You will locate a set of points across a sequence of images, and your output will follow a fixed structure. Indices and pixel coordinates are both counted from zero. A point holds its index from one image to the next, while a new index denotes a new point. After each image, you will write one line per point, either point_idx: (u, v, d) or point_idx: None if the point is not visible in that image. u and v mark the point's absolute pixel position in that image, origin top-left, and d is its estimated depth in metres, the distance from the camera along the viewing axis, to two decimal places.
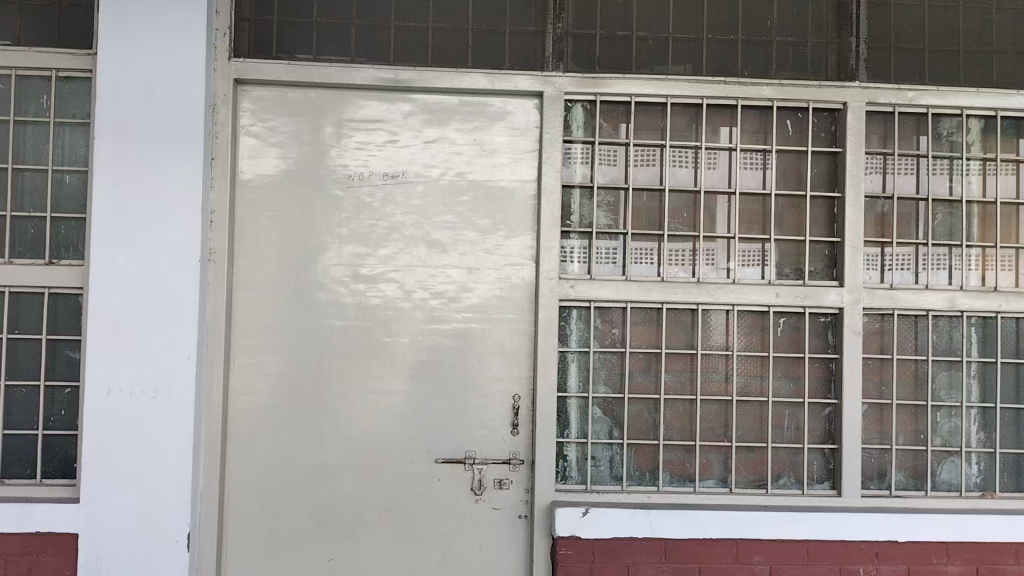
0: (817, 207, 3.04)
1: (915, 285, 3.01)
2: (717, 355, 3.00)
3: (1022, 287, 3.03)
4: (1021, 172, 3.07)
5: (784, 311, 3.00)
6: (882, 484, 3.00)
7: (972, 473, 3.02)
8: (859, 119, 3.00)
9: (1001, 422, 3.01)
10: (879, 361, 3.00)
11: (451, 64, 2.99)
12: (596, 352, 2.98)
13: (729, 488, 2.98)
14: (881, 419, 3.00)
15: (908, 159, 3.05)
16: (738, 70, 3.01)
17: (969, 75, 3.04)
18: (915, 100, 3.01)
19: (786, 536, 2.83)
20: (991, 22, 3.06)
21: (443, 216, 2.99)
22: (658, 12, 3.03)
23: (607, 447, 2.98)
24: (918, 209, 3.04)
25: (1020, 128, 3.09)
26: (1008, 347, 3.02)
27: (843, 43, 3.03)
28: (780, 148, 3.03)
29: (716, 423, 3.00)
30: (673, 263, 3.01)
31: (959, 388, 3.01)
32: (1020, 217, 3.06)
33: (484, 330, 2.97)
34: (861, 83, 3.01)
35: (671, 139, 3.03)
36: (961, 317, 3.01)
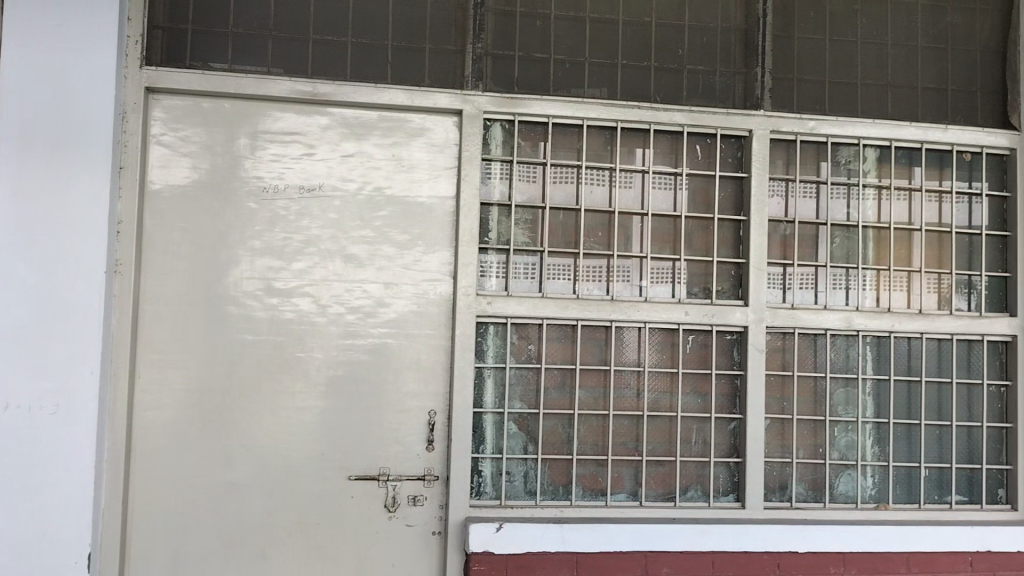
0: (724, 228, 3.16)
1: (815, 305, 3.15)
2: (629, 371, 3.07)
3: (913, 307, 3.21)
4: (914, 199, 3.25)
5: (693, 328, 3.10)
6: (784, 496, 3.12)
7: (867, 485, 3.17)
8: (764, 146, 3.13)
9: (893, 436, 3.17)
10: (781, 377, 3.13)
11: (370, 79, 3.00)
12: (512, 367, 3.02)
13: (639, 501, 3.05)
14: (783, 433, 3.13)
15: (808, 184, 3.19)
16: (651, 95, 3.12)
17: (866, 107, 3.22)
18: (816, 129, 3.15)
19: (692, 547, 2.92)
20: (886, 58, 3.25)
21: (361, 231, 2.98)
22: (575, 35, 3.10)
23: (521, 463, 3.02)
24: (818, 233, 3.19)
25: (913, 158, 3.26)
26: (901, 366, 3.19)
27: (749, 73, 3.17)
28: (690, 172, 3.14)
29: (628, 438, 3.07)
30: (587, 280, 3.08)
31: (855, 405, 3.16)
32: (912, 242, 3.24)
33: (400, 346, 2.97)
34: (766, 112, 3.14)
35: (587, 159, 3.10)
36: (857, 336, 3.17)
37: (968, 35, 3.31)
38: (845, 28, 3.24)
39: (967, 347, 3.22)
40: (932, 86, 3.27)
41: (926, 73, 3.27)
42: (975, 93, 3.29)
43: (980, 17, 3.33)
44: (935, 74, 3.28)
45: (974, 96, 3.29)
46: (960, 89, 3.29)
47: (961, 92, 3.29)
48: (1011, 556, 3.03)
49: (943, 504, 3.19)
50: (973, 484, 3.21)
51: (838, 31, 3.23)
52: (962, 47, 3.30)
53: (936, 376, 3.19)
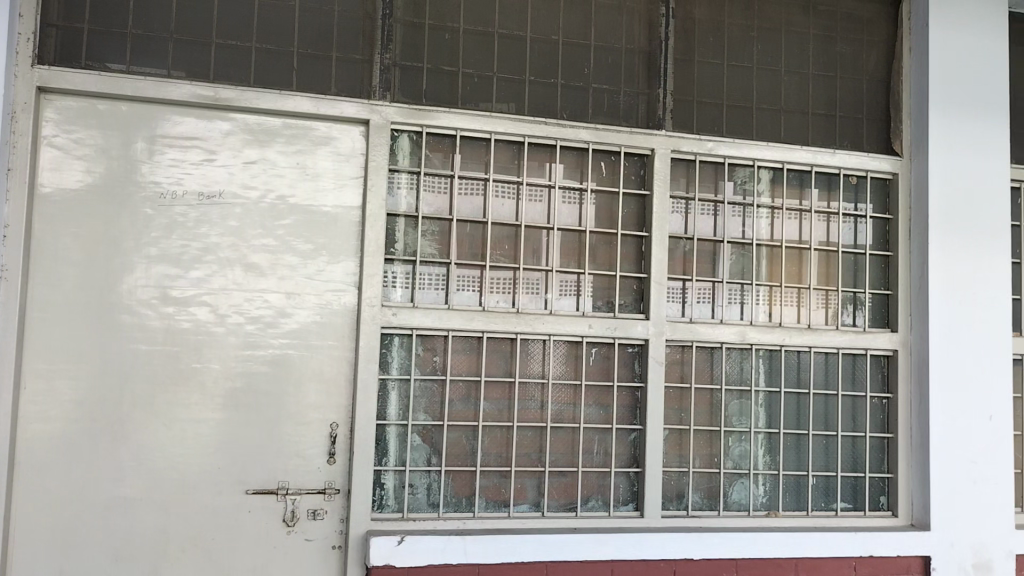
0: (627, 243, 3.24)
1: (711, 319, 3.27)
2: (533, 383, 3.11)
3: (802, 322, 3.36)
4: (805, 219, 3.40)
5: (596, 341, 3.16)
6: (681, 505, 3.21)
7: (759, 493, 3.29)
8: (665, 164, 3.23)
9: (783, 446, 3.30)
10: (679, 389, 3.23)
11: (275, 86, 2.95)
12: (417, 379, 3.01)
13: (541, 512, 3.08)
14: (681, 442, 3.22)
15: (707, 203, 3.31)
16: (557, 112, 3.18)
17: (761, 130, 3.36)
18: (714, 150, 3.27)
19: (591, 556, 2.97)
20: (780, 83, 3.41)
21: (263, 239, 2.92)
22: (484, 50, 3.13)
23: (425, 475, 3.01)
24: (715, 249, 3.31)
25: (804, 180, 3.41)
26: (791, 378, 3.33)
27: (651, 94, 3.27)
28: (595, 187, 3.21)
29: (531, 449, 3.10)
30: (493, 292, 3.10)
31: (748, 415, 3.28)
32: (804, 259, 3.39)
33: (301, 357, 2.92)
34: (667, 132, 3.25)
35: (495, 172, 3.13)
36: (751, 349, 3.30)
37: (855, 64, 3.50)
38: (741, 53, 3.38)
39: (852, 361, 3.39)
40: (821, 113, 3.44)
41: (816, 100, 3.45)
42: (861, 120, 3.49)
43: (866, 47, 3.52)
44: (824, 100, 3.45)
45: (860, 123, 3.48)
46: (847, 115, 3.47)
47: (848, 118, 3.47)
48: (893, 559, 3.21)
49: (830, 511, 3.33)
50: (858, 491, 3.36)
51: (735, 56, 3.37)
52: (849, 76, 3.49)
53: (824, 388, 3.35)
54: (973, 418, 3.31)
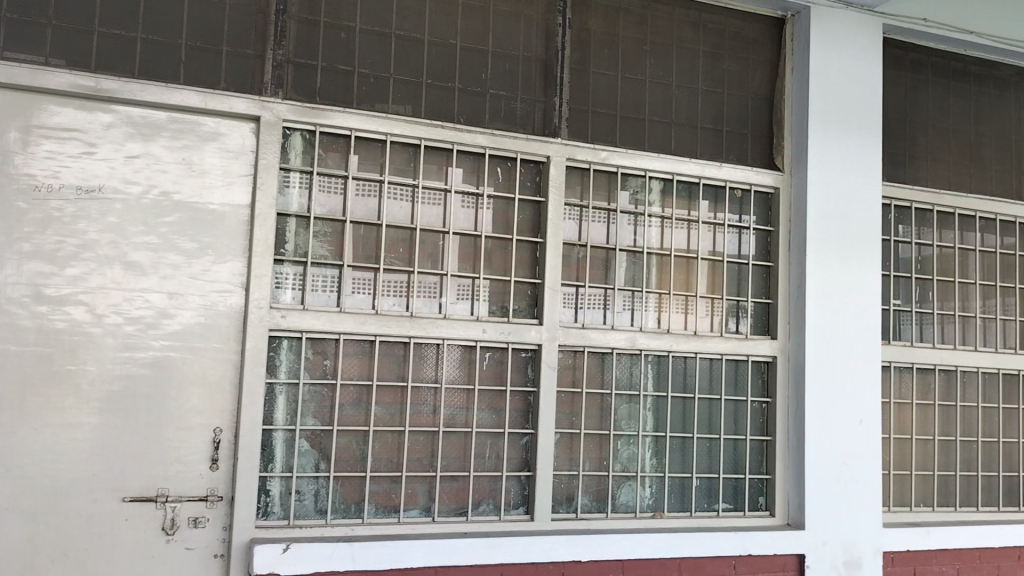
0: (522, 249, 3.26)
1: (603, 325, 3.33)
2: (426, 387, 3.09)
3: (689, 329, 3.46)
4: (693, 229, 3.51)
5: (490, 345, 3.18)
6: (571, 507, 3.25)
7: (646, 495, 3.36)
8: (560, 171, 3.28)
9: (669, 449, 3.40)
10: (571, 393, 3.28)
11: (161, 78, 2.84)
12: (306, 383, 2.95)
13: (432, 517, 3.06)
14: (572, 447, 3.27)
15: (600, 211, 3.37)
16: (454, 116, 3.18)
17: (652, 141, 3.46)
18: (607, 159, 3.34)
19: (481, 560, 2.97)
20: (671, 97, 3.51)
21: (145, 237, 2.80)
22: (380, 51, 3.10)
23: (312, 481, 2.95)
24: (607, 257, 3.38)
25: (693, 191, 3.53)
26: (677, 382, 3.43)
27: (547, 102, 3.31)
28: (491, 193, 3.22)
29: (423, 453, 3.08)
30: (386, 295, 3.07)
31: (637, 419, 3.36)
32: (692, 268, 3.50)
33: (184, 359, 2.82)
34: (562, 140, 3.30)
35: (390, 174, 3.10)
36: (640, 355, 3.38)
37: (741, 81, 3.64)
38: (635, 66, 3.46)
39: (734, 366, 3.52)
40: (709, 127, 3.56)
41: (705, 114, 3.56)
42: (746, 136, 3.63)
43: (752, 65, 3.66)
44: (712, 115, 3.57)
45: (746, 138, 3.62)
46: (734, 130, 3.61)
47: (734, 133, 3.61)
48: (770, 558, 3.35)
49: (712, 511, 3.44)
50: (739, 491, 3.49)
51: (629, 69, 3.45)
52: (735, 92, 3.63)
53: (708, 393, 3.46)
54: (845, 421, 3.49)
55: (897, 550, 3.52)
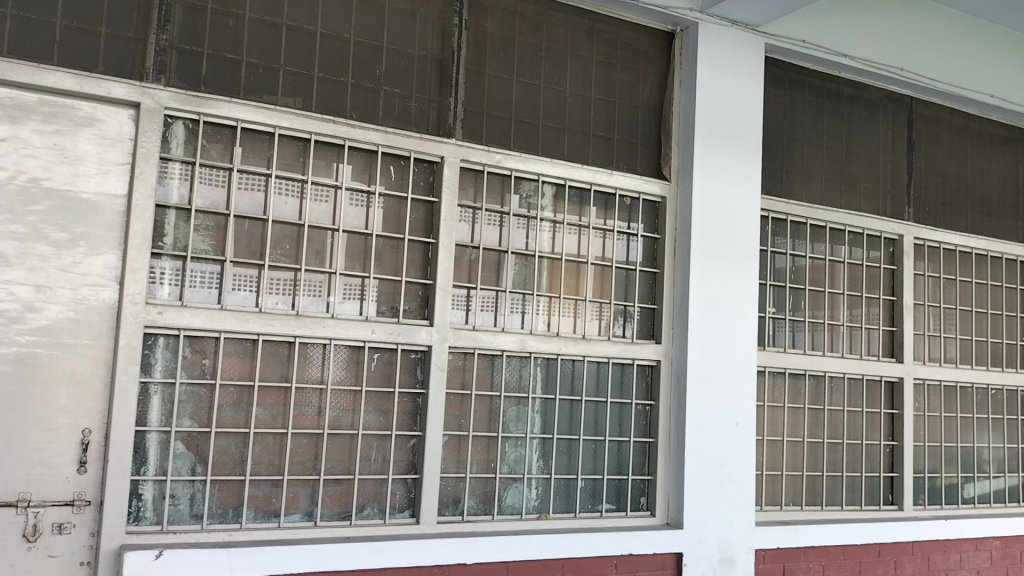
0: (413, 249, 3.23)
1: (493, 327, 3.34)
2: (311, 388, 3.02)
3: (578, 332, 3.51)
4: (583, 234, 3.56)
5: (378, 346, 3.13)
6: (457, 510, 3.23)
7: (532, 497, 3.38)
8: (453, 172, 3.26)
9: (556, 450, 3.43)
10: (460, 395, 3.27)
11: (32, 57, 2.67)
12: (183, 383, 2.82)
13: (314, 521, 2.98)
14: (459, 449, 3.25)
15: (493, 214, 3.38)
16: (346, 111, 3.11)
17: (546, 146, 3.48)
18: (500, 162, 3.35)
19: (364, 564, 2.92)
20: (565, 103, 3.55)
21: (10, 225, 2.62)
22: (270, 41, 3.01)
23: (188, 484, 2.82)
24: (499, 259, 3.38)
25: (584, 197, 3.57)
26: (565, 385, 3.47)
27: (442, 102, 3.29)
28: (383, 191, 3.18)
29: (306, 456, 3.00)
30: (271, 293, 2.98)
31: (525, 422, 3.38)
32: (582, 272, 3.55)
33: (51, 356, 2.65)
34: (457, 140, 3.28)
35: (277, 169, 3.01)
36: (529, 357, 3.40)
37: (633, 91, 3.71)
38: (530, 71, 3.48)
39: (620, 370, 3.59)
40: (601, 134, 3.62)
41: (596, 122, 3.62)
42: (636, 144, 3.70)
43: (643, 76, 3.74)
44: (604, 123, 3.63)
45: (635, 147, 3.70)
46: (624, 139, 3.68)
47: (625, 141, 3.68)
48: (650, 557, 3.43)
49: (596, 512, 3.49)
50: (621, 492, 3.56)
51: (524, 73, 3.46)
52: (627, 101, 3.70)
53: (595, 396, 3.52)
54: (723, 424, 3.62)
55: (768, 547, 3.67)
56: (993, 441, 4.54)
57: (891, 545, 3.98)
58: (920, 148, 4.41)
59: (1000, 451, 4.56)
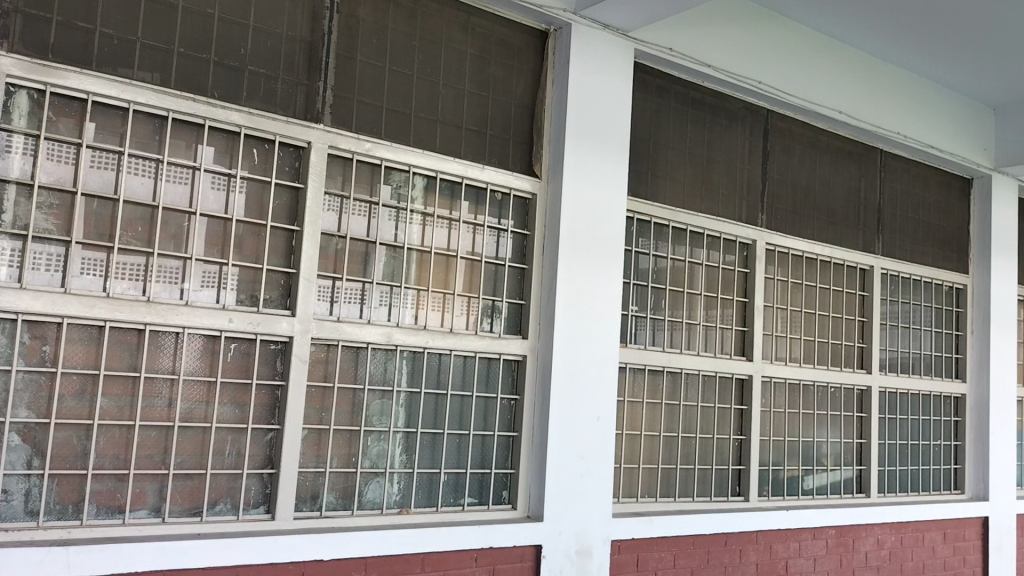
0: (276, 236, 3.12)
1: (358, 319, 3.27)
2: (162, 378, 2.86)
3: (445, 326, 3.49)
4: (453, 228, 3.54)
5: (236, 336, 3.01)
6: (314, 506, 3.15)
7: (393, 491, 3.33)
8: (321, 158, 3.18)
9: (419, 445, 3.40)
10: (322, 388, 3.19)
11: None
12: (20, 371, 2.63)
13: (162, 518, 2.83)
14: (319, 443, 3.17)
15: (361, 203, 3.31)
16: (208, 89, 2.97)
17: (418, 136, 3.44)
18: (370, 151, 3.29)
19: (217, 562, 2.79)
20: (438, 95, 3.51)
21: None
22: (125, 11, 2.83)
23: (22, 479, 2.63)
24: (367, 250, 3.31)
25: (455, 190, 3.56)
26: (430, 379, 3.45)
27: (311, 86, 3.19)
28: (245, 175, 3.05)
29: (154, 450, 2.85)
30: (121, 277, 2.80)
31: (388, 416, 3.33)
32: (451, 264, 3.53)
33: None
34: (324, 126, 3.20)
35: (131, 146, 2.84)
36: (395, 350, 3.35)
37: (506, 87, 3.72)
38: (403, 60, 3.42)
39: (486, 365, 3.60)
40: (474, 129, 3.61)
41: (469, 116, 3.60)
42: (508, 140, 3.71)
43: (516, 73, 3.76)
44: (477, 117, 3.62)
45: (507, 143, 3.71)
46: (496, 134, 3.68)
47: (498, 137, 3.68)
48: (510, 550, 3.45)
49: (457, 506, 3.49)
50: (483, 486, 3.56)
51: (397, 62, 3.40)
52: (500, 97, 3.70)
53: (460, 390, 3.52)
54: (584, 418, 3.70)
55: (623, 538, 3.78)
56: (831, 436, 4.85)
57: (737, 535, 4.19)
58: (774, 159, 4.65)
59: (837, 445, 4.88)
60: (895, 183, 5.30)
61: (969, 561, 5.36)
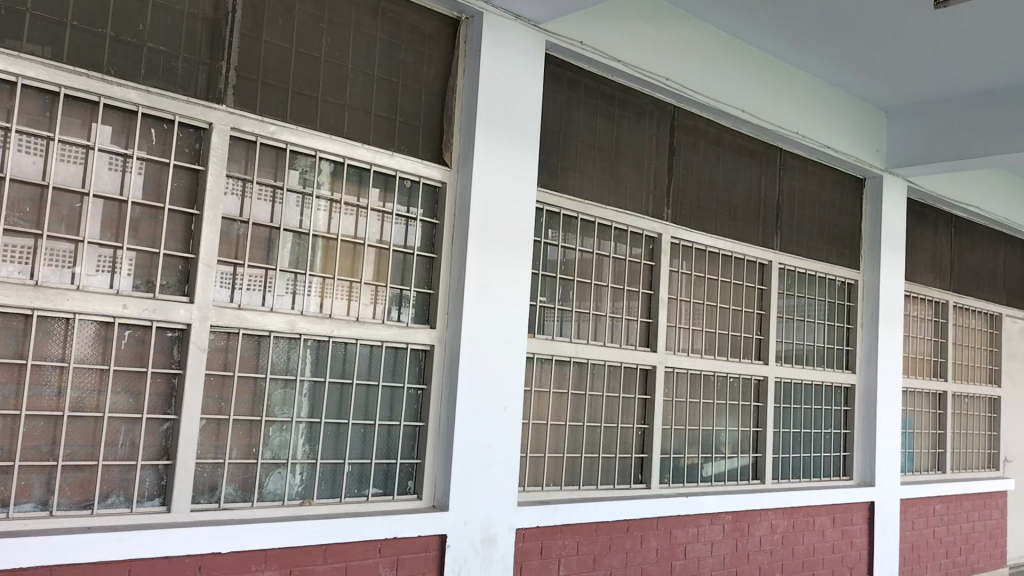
0: (174, 220, 3.02)
1: (260, 306, 3.19)
2: (50, 366, 2.74)
3: (352, 315, 3.44)
4: (361, 215, 3.49)
5: (131, 323, 2.90)
6: (213, 497, 3.06)
7: (294, 483, 3.27)
8: (223, 141, 3.09)
9: (323, 435, 3.35)
10: (221, 377, 3.10)
11: None
12: None
13: (49, 511, 2.72)
14: (218, 434, 3.08)
15: (265, 188, 3.22)
16: (103, 64, 2.84)
17: (325, 121, 3.37)
18: (275, 134, 3.21)
19: (108, 557, 2.69)
20: (346, 78, 3.44)
21: None
22: None
23: None
24: (270, 236, 3.24)
25: (363, 177, 3.51)
26: (335, 368, 3.40)
27: (213, 65, 3.08)
28: (142, 155, 2.94)
29: (41, 441, 2.72)
30: (6, 259, 2.67)
31: (291, 406, 3.26)
32: (357, 252, 3.48)
33: None
34: (227, 108, 3.10)
35: (19, 123, 2.71)
36: (298, 339, 3.29)
37: (416, 74, 3.68)
38: (310, 42, 3.34)
39: (393, 354, 3.58)
40: (383, 115, 3.56)
41: (378, 101, 3.55)
42: (417, 128, 3.68)
43: (427, 60, 3.72)
44: (386, 103, 3.57)
45: (417, 130, 3.68)
46: (406, 121, 3.64)
47: (407, 124, 3.64)
48: (414, 540, 3.44)
49: (361, 496, 3.45)
50: (389, 476, 3.54)
51: (304, 44, 3.32)
52: (409, 84, 3.66)
53: (365, 379, 3.48)
54: (491, 408, 3.71)
55: (528, 526, 3.81)
56: (730, 425, 5.01)
57: (640, 521, 4.29)
58: (681, 154, 4.76)
59: (735, 433, 5.04)
60: (794, 182, 5.49)
61: (856, 544, 5.62)
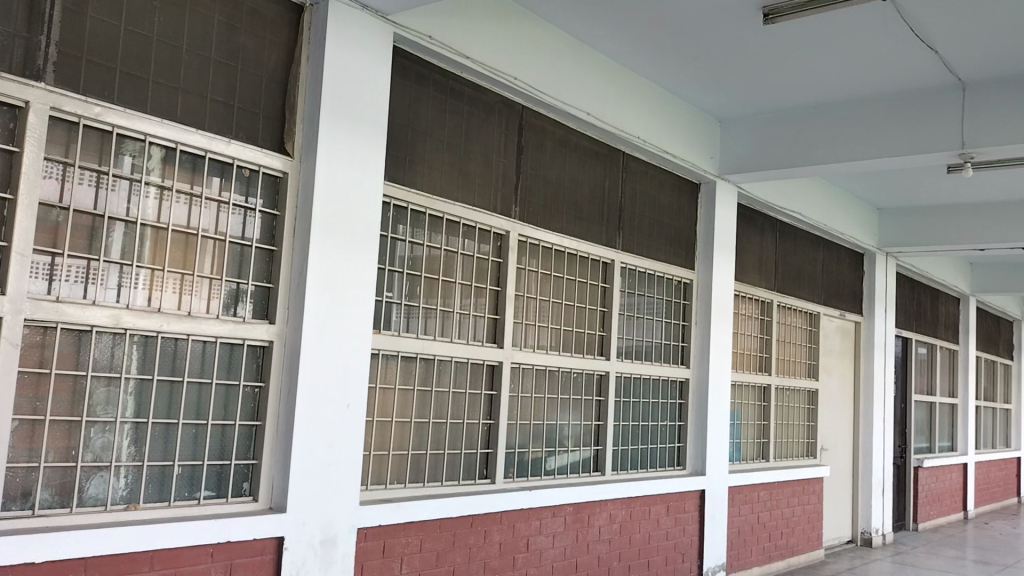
0: None
1: (82, 299, 2.98)
2: None
3: (184, 309, 3.28)
4: (194, 203, 3.34)
5: None
6: (26, 504, 2.85)
7: (119, 487, 3.09)
8: (41, 121, 2.88)
9: (150, 435, 3.18)
10: (36, 374, 2.89)
11: None
12: None
13: None
14: (32, 436, 2.87)
15: (88, 172, 3.03)
16: None
17: (157, 104, 3.19)
18: (100, 116, 3.02)
19: None
20: (180, 60, 3.27)
21: None
22: None
23: None
24: (93, 224, 3.04)
25: (197, 164, 3.36)
26: (165, 365, 3.23)
27: (31, 39, 2.86)
28: None
29: None
30: None
31: (115, 405, 3.08)
32: (190, 243, 3.33)
33: None
34: (46, 85, 2.89)
35: None
36: (124, 334, 3.11)
37: (257, 60, 3.55)
38: (140, 20, 3.15)
39: (228, 349, 3.44)
40: (221, 100, 3.41)
41: (216, 86, 3.40)
42: (257, 115, 3.55)
43: (268, 45, 3.60)
44: (225, 88, 3.42)
45: (257, 118, 3.55)
46: (245, 108, 3.50)
47: (246, 111, 3.51)
48: (249, 543, 3.31)
49: (192, 499, 3.30)
50: (222, 478, 3.41)
51: (133, 21, 3.13)
52: (250, 69, 3.52)
53: (198, 376, 3.33)
54: (334, 405, 3.64)
55: (370, 525, 3.77)
56: (572, 419, 5.15)
57: (484, 516, 4.33)
58: (529, 154, 4.84)
59: (577, 427, 5.19)
60: (636, 184, 5.71)
61: (688, 531, 5.91)
